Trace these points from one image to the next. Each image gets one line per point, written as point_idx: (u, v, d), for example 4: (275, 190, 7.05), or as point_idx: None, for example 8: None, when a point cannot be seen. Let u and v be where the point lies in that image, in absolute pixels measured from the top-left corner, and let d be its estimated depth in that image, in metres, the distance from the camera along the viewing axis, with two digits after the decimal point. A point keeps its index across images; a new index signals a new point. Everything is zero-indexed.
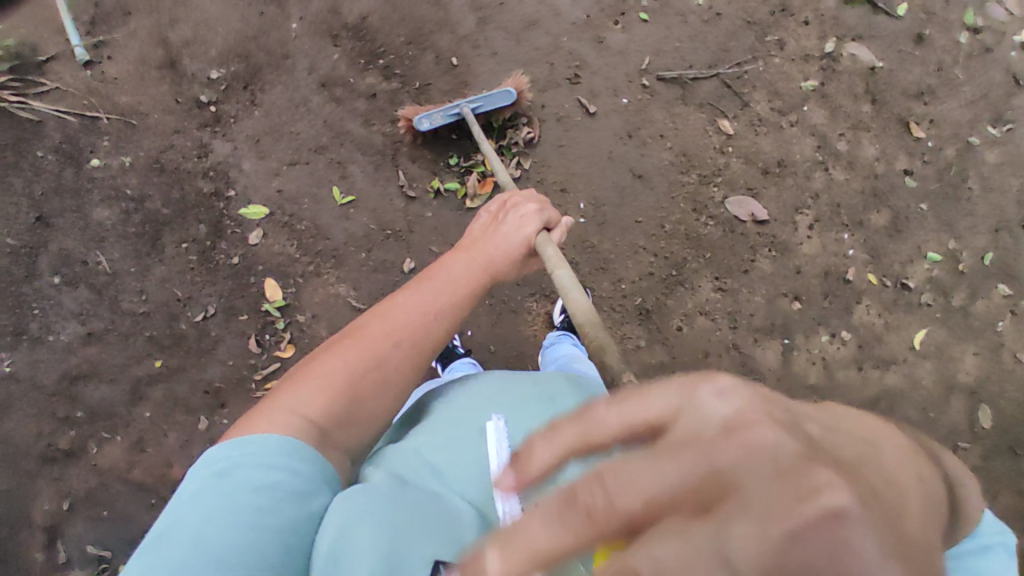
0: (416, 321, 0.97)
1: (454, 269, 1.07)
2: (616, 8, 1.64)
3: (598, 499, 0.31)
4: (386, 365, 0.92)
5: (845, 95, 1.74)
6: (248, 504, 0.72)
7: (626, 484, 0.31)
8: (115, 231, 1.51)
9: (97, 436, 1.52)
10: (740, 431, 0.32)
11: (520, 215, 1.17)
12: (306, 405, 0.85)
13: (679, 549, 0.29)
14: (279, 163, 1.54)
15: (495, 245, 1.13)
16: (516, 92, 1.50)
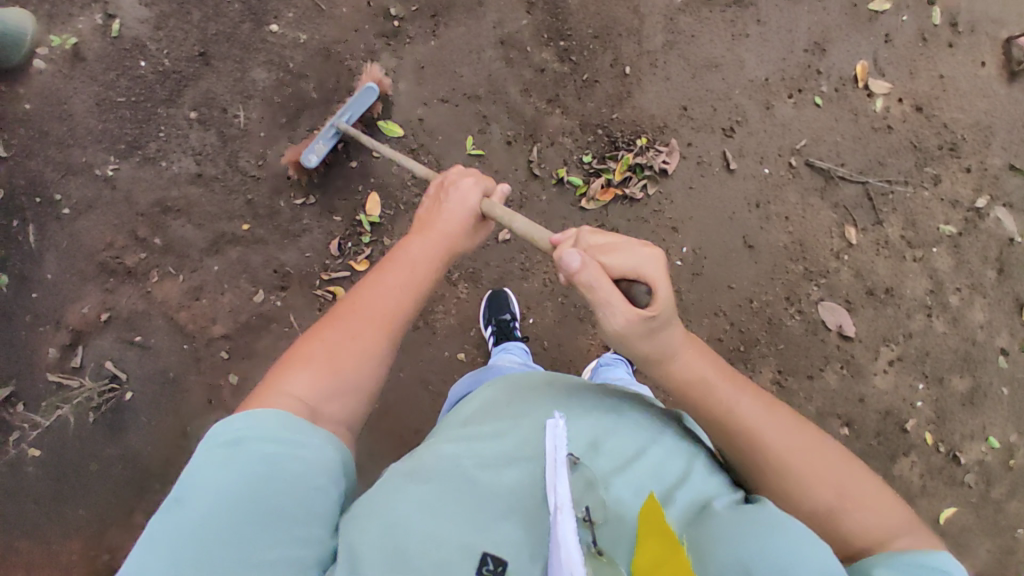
0: (388, 296, 0.87)
1: (416, 247, 0.96)
2: (796, 82, 1.63)
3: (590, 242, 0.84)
4: (364, 339, 0.82)
5: (975, 253, 1.71)
6: (256, 475, 0.68)
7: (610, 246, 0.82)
8: (263, 94, 1.54)
9: (162, 268, 1.55)
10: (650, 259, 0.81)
11: (460, 194, 1.07)
12: (298, 384, 0.76)
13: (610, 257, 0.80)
14: (431, 94, 1.56)
15: (447, 221, 1.02)
16: (366, 92, 1.47)
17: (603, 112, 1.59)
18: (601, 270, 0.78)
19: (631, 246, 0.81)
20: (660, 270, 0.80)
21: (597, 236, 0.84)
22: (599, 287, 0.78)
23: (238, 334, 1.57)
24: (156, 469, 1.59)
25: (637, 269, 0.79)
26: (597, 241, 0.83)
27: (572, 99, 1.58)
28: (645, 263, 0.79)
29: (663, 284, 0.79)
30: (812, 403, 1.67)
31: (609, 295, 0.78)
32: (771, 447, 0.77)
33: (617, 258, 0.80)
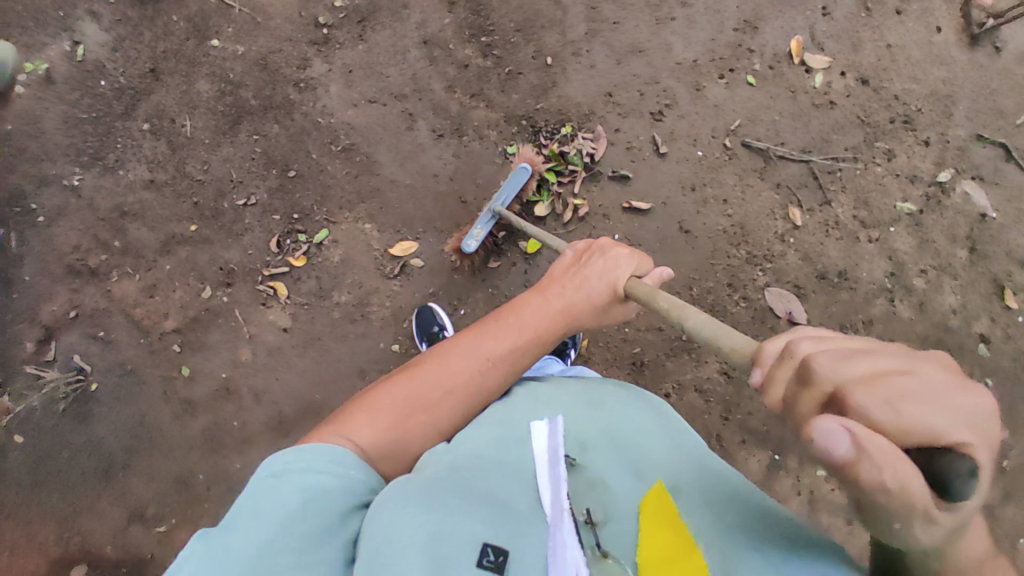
0: (465, 374, 0.97)
1: (525, 312, 1.05)
2: (727, 62, 1.59)
3: (899, 392, 0.50)
4: (434, 414, 0.94)
5: (942, 232, 1.59)
6: (297, 501, 0.74)
7: (906, 398, 0.50)
8: (207, 104, 1.66)
9: (120, 269, 1.68)
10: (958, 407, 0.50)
11: (609, 262, 1.09)
12: (363, 432, 0.87)
13: (918, 407, 0.49)
14: (360, 96, 1.63)
15: (576, 293, 1.07)
16: (529, 169, 1.51)
17: (528, 103, 1.61)
18: (880, 447, 0.49)
19: (918, 377, 0.51)
20: (977, 427, 0.49)
21: (848, 364, 0.53)
22: (891, 477, 0.49)
23: (189, 328, 1.68)
24: (120, 457, 1.71)
25: (932, 427, 0.49)
26: (853, 371, 0.53)
27: (495, 91, 1.61)
28: (962, 421, 0.49)
29: (981, 446, 0.49)
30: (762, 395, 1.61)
31: (896, 481, 0.49)
32: (975, 566, 0.58)
33: (875, 395, 0.51)
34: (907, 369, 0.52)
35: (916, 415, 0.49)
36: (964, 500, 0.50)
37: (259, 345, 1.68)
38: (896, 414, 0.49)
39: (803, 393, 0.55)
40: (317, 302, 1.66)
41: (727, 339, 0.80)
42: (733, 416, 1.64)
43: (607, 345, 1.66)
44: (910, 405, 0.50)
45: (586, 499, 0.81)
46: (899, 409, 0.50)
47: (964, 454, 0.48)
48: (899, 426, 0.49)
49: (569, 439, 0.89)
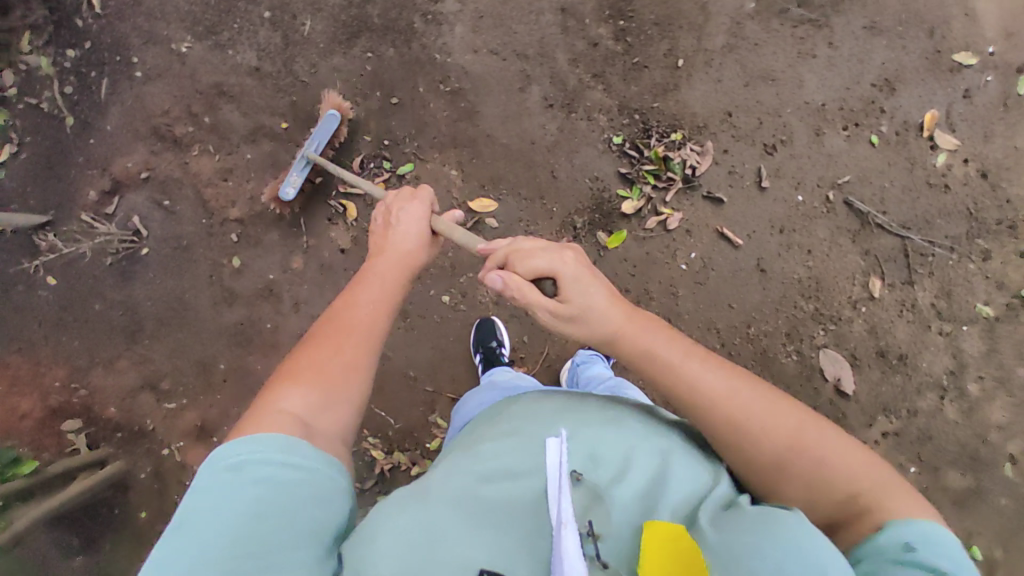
0: (361, 317, 0.90)
1: (376, 267, 1.03)
2: (854, 116, 1.56)
3: (566, 275, 0.86)
4: (351, 356, 0.85)
5: (1012, 346, 1.55)
6: (251, 496, 0.68)
7: (538, 261, 0.87)
8: (331, 8, 1.64)
9: (203, 145, 1.68)
10: (559, 253, 0.88)
11: (411, 215, 1.12)
12: (295, 400, 0.78)
13: (541, 259, 0.87)
14: (482, 44, 1.61)
15: (404, 246, 1.08)
16: (335, 117, 1.54)
17: (644, 99, 1.58)
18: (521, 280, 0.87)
19: (562, 254, 0.87)
20: (577, 269, 0.86)
21: (524, 242, 0.91)
22: (533, 297, 0.86)
23: (251, 222, 1.68)
24: (150, 326, 1.72)
25: (551, 269, 0.87)
26: (521, 246, 0.91)
27: (616, 77, 1.58)
28: (553, 261, 0.87)
29: (583, 279, 0.85)
30: None
31: (538, 301, 0.86)
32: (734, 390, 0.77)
33: (532, 263, 0.87)
34: (552, 252, 0.88)
35: (540, 263, 0.87)
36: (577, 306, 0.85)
37: (313, 258, 1.68)
38: (537, 261, 0.87)
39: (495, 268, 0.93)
40: None
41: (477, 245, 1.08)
42: None
43: None
44: (535, 258, 0.88)
45: (590, 514, 0.72)
46: (533, 260, 0.88)
47: (568, 283, 0.86)
48: (531, 268, 0.87)
49: (574, 454, 0.79)
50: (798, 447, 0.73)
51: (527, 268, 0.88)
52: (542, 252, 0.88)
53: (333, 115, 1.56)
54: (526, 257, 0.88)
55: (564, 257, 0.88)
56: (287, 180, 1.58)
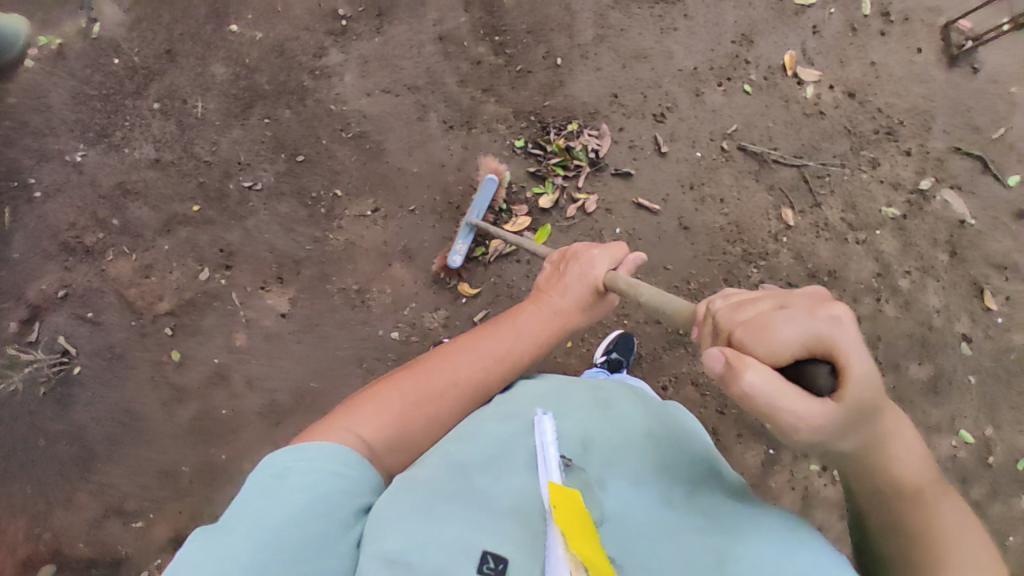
0: (478, 365, 1.00)
1: (525, 320, 1.12)
2: (725, 71, 1.69)
3: (828, 333, 0.63)
4: (441, 407, 0.94)
5: (924, 237, 1.67)
6: (300, 508, 0.73)
7: (781, 325, 0.64)
8: (219, 87, 1.66)
9: (117, 248, 1.65)
10: (823, 311, 0.65)
11: (589, 262, 1.18)
12: (364, 425, 0.85)
13: (797, 324, 0.64)
14: (374, 86, 1.66)
15: (560, 299, 1.16)
16: (493, 181, 1.59)
17: (536, 101, 1.67)
18: (770, 366, 0.64)
19: (813, 318, 0.64)
20: (852, 335, 0.64)
21: (738, 310, 0.70)
22: (774, 393, 0.63)
23: (184, 310, 1.65)
24: (99, 446, 1.63)
25: (816, 342, 0.64)
26: (743, 317, 0.69)
27: (505, 87, 1.67)
28: (822, 328, 0.63)
29: (853, 353, 0.64)
30: None
31: (793, 405, 0.64)
32: (899, 473, 0.73)
33: (784, 329, 0.64)
34: (794, 303, 0.67)
35: (797, 331, 0.64)
36: (846, 390, 0.64)
37: (255, 330, 1.65)
38: (759, 345, 0.65)
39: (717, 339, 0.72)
40: (319, 285, 1.66)
41: (671, 305, 0.96)
42: (729, 409, 1.67)
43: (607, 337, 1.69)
44: (782, 326, 0.64)
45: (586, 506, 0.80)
46: (783, 331, 0.64)
47: (846, 359, 0.64)
48: (783, 343, 0.64)
49: (567, 440, 0.87)
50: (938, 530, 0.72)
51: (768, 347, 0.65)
52: (786, 313, 0.65)
53: (491, 179, 1.61)
54: (784, 342, 0.64)
55: (823, 313, 0.64)
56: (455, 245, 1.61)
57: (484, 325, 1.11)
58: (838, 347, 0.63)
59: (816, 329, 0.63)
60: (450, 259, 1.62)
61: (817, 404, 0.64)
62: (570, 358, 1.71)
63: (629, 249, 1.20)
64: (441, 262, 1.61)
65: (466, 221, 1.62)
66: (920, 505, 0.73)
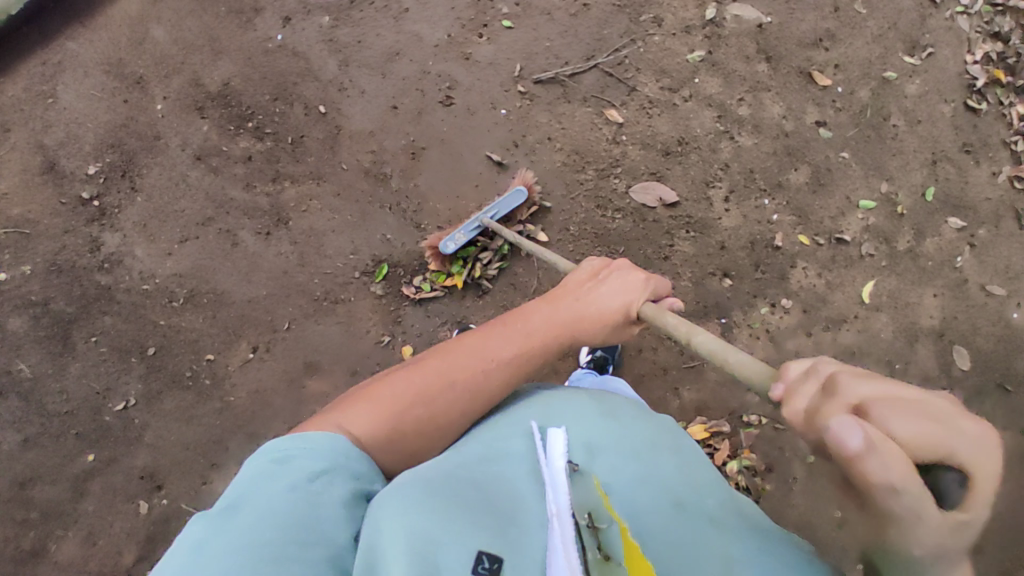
0: (491, 363, 0.92)
1: (533, 321, 0.99)
2: (477, 20, 1.60)
3: (981, 454, 0.50)
4: (432, 407, 0.87)
5: (736, 59, 1.67)
6: (293, 492, 0.67)
7: (905, 420, 0.50)
8: (28, 338, 1.52)
9: (49, 537, 1.52)
10: (963, 411, 0.52)
11: (622, 282, 1.07)
12: (355, 420, 0.81)
13: (922, 422, 0.50)
14: (169, 243, 1.54)
15: (578, 303, 1.04)
16: (524, 188, 1.53)
17: (328, 159, 1.57)
18: (902, 451, 0.49)
19: (963, 426, 0.50)
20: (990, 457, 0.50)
21: (860, 380, 0.53)
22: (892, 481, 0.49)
23: (149, 552, 1.53)
24: None
25: (946, 444, 0.49)
26: (873, 390, 0.52)
27: (291, 165, 1.56)
28: (974, 449, 0.50)
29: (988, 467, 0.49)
30: (683, 278, 1.68)
31: (911, 502, 0.49)
32: None
33: (911, 423, 0.50)
34: (938, 401, 0.53)
35: (921, 427, 0.49)
36: (963, 512, 0.50)
37: None
38: (899, 423, 0.49)
39: (825, 400, 0.54)
40: (253, 447, 1.56)
41: (732, 361, 0.84)
42: None
43: None
44: (915, 420, 0.50)
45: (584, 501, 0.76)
46: (903, 429, 0.49)
47: (978, 475, 0.50)
48: (925, 441, 0.49)
49: (574, 449, 0.82)
50: None
51: (880, 419, 0.50)
52: (944, 421, 0.50)
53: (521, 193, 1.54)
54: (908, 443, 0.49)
55: (972, 429, 0.50)
56: (451, 232, 1.52)
57: (489, 323, 1.00)
58: (982, 462, 0.49)
59: (967, 453, 0.50)
60: (441, 246, 1.51)
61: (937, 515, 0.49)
62: None
63: (670, 289, 1.11)
64: (432, 244, 1.50)
65: (475, 217, 1.52)
66: None
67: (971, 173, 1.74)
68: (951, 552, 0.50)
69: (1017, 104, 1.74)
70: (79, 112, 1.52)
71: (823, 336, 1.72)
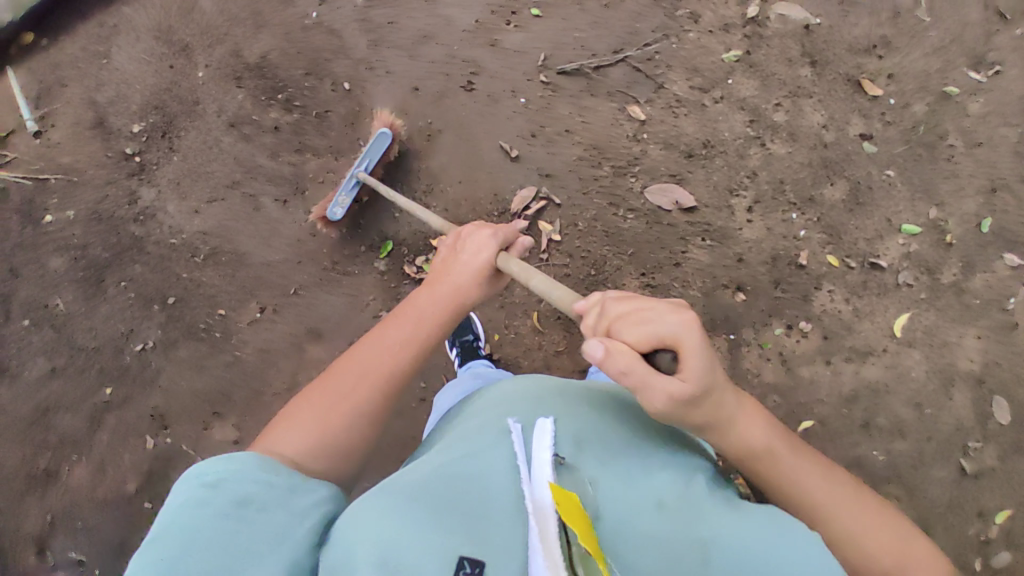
0: (388, 356, 0.97)
1: (420, 306, 1.04)
2: (507, 8, 1.60)
3: (684, 341, 0.75)
4: (352, 406, 0.92)
5: (778, 62, 1.57)
6: (226, 516, 0.70)
7: (631, 327, 0.75)
8: (67, 276, 1.67)
9: (68, 459, 1.67)
10: (679, 310, 0.77)
11: (477, 245, 1.09)
12: (287, 443, 0.88)
13: (640, 329, 0.75)
14: (198, 202, 1.64)
15: (449, 277, 1.07)
16: (384, 132, 1.52)
17: (349, 135, 1.61)
18: (627, 352, 0.73)
19: (673, 322, 0.75)
20: (697, 337, 0.75)
21: (618, 303, 0.79)
22: (630, 371, 0.73)
23: (150, 485, 1.65)
24: None
25: (660, 336, 0.74)
26: (616, 311, 0.78)
27: (314, 138, 1.62)
28: (675, 334, 0.74)
29: (694, 354, 0.75)
30: (692, 288, 1.60)
31: (641, 380, 0.74)
32: (742, 442, 0.85)
33: (632, 327, 0.75)
34: (664, 308, 0.76)
35: (640, 332, 0.74)
36: (682, 378, 0.76)
37: None
38: (629, 331, 0.75)
39: (597, 323, 0.80)
40: (252, 402, 1.64)
41: (554, 294, 0.93)
42: None
43: (529, 314, 1.62)
44: (639, 328, 0.75)
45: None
46: (631, 334, 0.75)
47: (685, 352, 0.75)
48: (643, 339, 0.74)
49: (562, 441, 0.81)
50: (792, 487, 0.85)
51: (621, 333, 0.76)
52: (655, 321, 0.75)
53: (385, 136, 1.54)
54: (638, 344, 0.74)
55: (680, 320, 0.75)
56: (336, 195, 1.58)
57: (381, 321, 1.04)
58: (686, 343, 0.74)
59: (676, 339, 0.74)
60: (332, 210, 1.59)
61: (664, 385, 0.74)
62: (505, 348, 1.63)
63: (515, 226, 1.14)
64: (319, 212, 1.58)
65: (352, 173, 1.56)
66: (764, 465, 0.86)
67: None
68: (685, 402, 0.76)
69: None
70: (131, 75, 1.65)
71: (843, 366, 1.59)
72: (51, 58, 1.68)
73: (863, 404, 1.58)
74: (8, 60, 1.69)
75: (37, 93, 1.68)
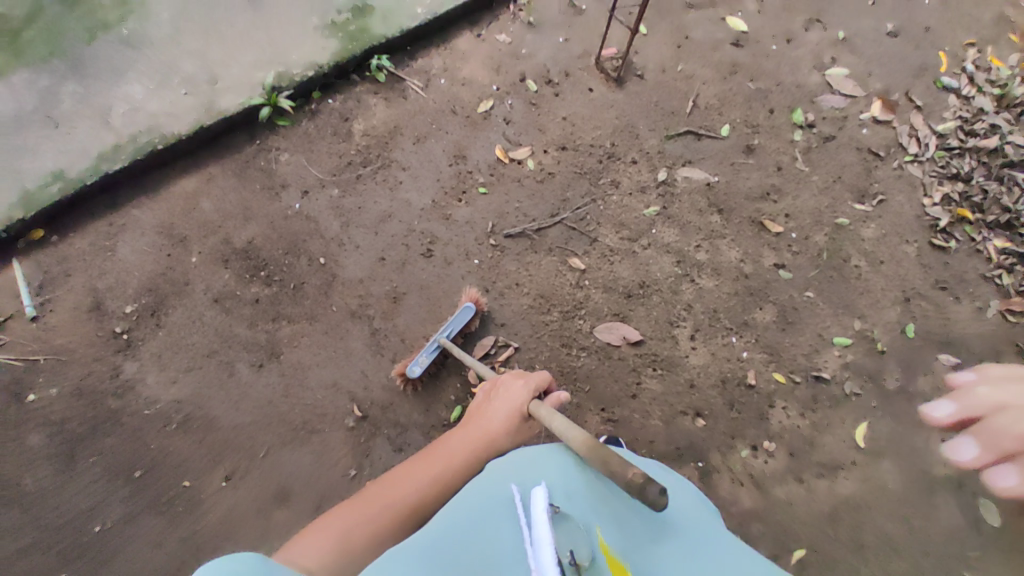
0: (413, 487, 1.22)
1: (451, 444, 1.31)
2: (458, 188, 1.88)
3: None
4: (373, 525, 1.15)
5: (689, 212, 1.84)
6: None
7: None
8: (42, 452, 1.66)
9: None
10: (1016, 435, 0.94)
11: (506, 393, 1.36)
12: (308, 550, 1.08)
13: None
14: (176, 371, 1.73)
15: (481, 419, 1.34)
16: (473, 304, 1.71)
17: (322, 302, 1.79)
18: None
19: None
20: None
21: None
22: None
23: None
24: None
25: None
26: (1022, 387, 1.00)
27: (290, 306, 1.79)
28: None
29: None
30: (652, 417, 1.67)
31: None
32: None
33: None
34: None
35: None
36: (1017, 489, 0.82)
37: None
38: None
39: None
40: None
41: (569, 435, 0.97)
42: (639, 449, 1.65)
43: None
44: None
45: (567, 542, 0.72)
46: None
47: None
48: None
49: (552, 500, 0.81)
50: None
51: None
52: None
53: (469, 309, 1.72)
54: None
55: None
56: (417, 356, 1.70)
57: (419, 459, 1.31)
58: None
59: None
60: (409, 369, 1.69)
61: None
62: None
63: (547, 377, 1.37)
64: (399, 368, 1.68)
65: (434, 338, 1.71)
66: None
67: (952, 308, 1.70)
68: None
69: (991, 239, 1.73)
70: (131, 263, 1.78)
71: (817, 483, 1.60)
72: (59, 250, 1.77)
73: (847, 523, 1.56)
74: (17, 253, 1.76)
75: (40, 282, 1.75)
